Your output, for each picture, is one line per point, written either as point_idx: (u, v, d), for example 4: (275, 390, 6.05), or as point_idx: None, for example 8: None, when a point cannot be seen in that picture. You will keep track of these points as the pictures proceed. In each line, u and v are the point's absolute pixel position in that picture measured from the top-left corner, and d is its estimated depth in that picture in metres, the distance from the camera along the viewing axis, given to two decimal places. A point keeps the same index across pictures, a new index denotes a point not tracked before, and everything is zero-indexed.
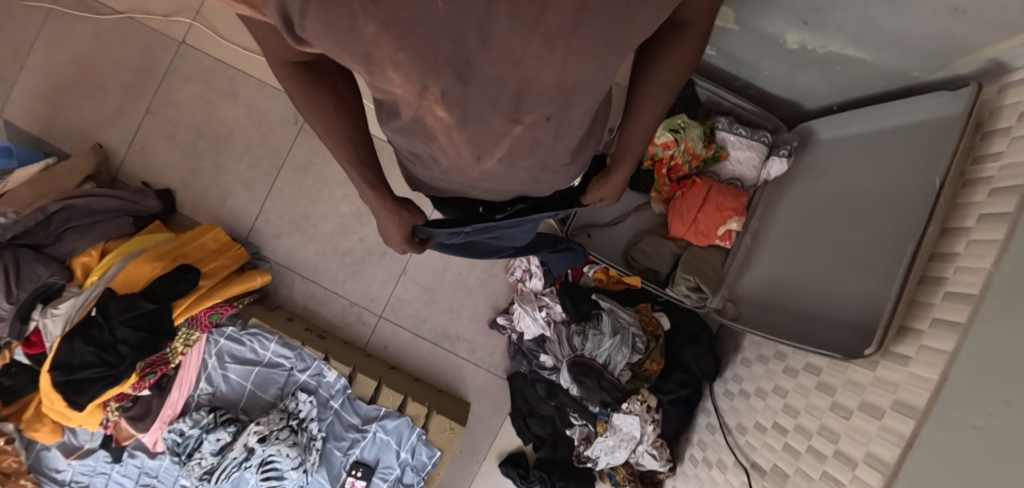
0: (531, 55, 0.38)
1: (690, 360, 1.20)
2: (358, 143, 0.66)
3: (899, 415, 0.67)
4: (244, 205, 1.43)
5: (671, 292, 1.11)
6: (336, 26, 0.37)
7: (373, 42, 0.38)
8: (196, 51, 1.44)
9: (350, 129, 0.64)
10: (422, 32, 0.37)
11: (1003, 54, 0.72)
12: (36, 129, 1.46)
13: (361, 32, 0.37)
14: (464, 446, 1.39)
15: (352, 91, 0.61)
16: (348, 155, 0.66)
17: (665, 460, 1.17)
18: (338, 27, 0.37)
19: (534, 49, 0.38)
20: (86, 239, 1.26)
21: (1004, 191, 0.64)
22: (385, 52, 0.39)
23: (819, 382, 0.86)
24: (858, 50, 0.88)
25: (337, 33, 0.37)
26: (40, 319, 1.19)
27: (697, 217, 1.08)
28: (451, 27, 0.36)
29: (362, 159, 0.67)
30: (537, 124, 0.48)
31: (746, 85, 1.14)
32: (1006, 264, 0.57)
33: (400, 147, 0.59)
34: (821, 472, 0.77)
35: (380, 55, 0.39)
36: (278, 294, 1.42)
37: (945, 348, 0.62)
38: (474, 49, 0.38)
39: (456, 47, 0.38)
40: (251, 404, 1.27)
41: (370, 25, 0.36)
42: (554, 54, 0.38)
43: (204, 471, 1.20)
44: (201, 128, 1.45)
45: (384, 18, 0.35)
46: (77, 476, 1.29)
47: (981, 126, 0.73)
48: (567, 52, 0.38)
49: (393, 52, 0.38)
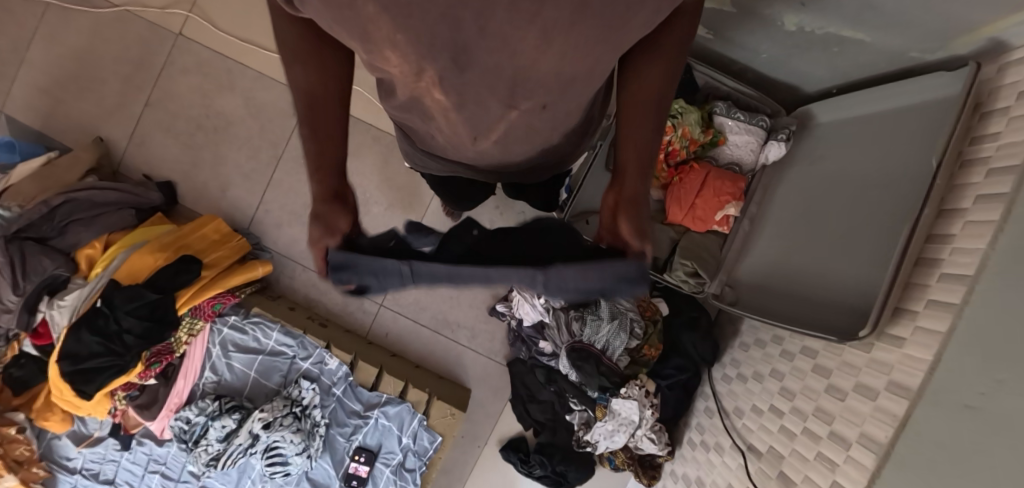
0: (528, 46, 0.39)
1: (688, 345, 1.21)
2: (324, 112, 0.60)
3: (893, 395, 0.67)
4: (244, 196, 1.45)
5: (669, 277, 1.09)
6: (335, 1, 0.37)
7: (371, 21, 0.38)
8: (193, 43, 1.45)
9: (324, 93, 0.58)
10: (420, 14, 0.36)
11: (1003, 33, 0.71)
12: (37, 123, 1.47)
13: (359, 10, 0.37)
14: (465, 432, 1.40)
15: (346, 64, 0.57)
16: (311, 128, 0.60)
17: (664, 443, 1.19)
18: (337, 2, 0.37)
19: (531, 40, 0.38)
20: (90, 231, 1.28)
21: (1001, 171, 0.63)
22: (384, 31, 0.39)
23: (816, 364, 0.87)
24: (856, 32, 0.88)
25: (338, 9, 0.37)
26: (46, 310, 1.22)
27: (694, 202, 1.07)
28: (449, 13, 0.36)
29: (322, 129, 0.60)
30: (533, 112, 0.48)
31: (744, 68, 1.13)
32: (1003, 242, 0.57)
33: (398, 125, 0.59)
34: (815, 453, 0.78)
35: (379, 34, 0.39)
36: (280, 283, 1.44)
37: (939, 329, 0.63)
38: (471, 36, 0.38)
39: (454, 34, 0.38)
40: (255, 391, 1.29)
41: (368, 5, 0.37)
42: (552, 42, 0.39)
43: (211, 457, 1.23)
44: (201, 119, 1.45)
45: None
46: (88, 464, 1.33)
47: (981, 106, 0.73)
48: (563, 42, 0.39)
49: (392, 33, 0.39)
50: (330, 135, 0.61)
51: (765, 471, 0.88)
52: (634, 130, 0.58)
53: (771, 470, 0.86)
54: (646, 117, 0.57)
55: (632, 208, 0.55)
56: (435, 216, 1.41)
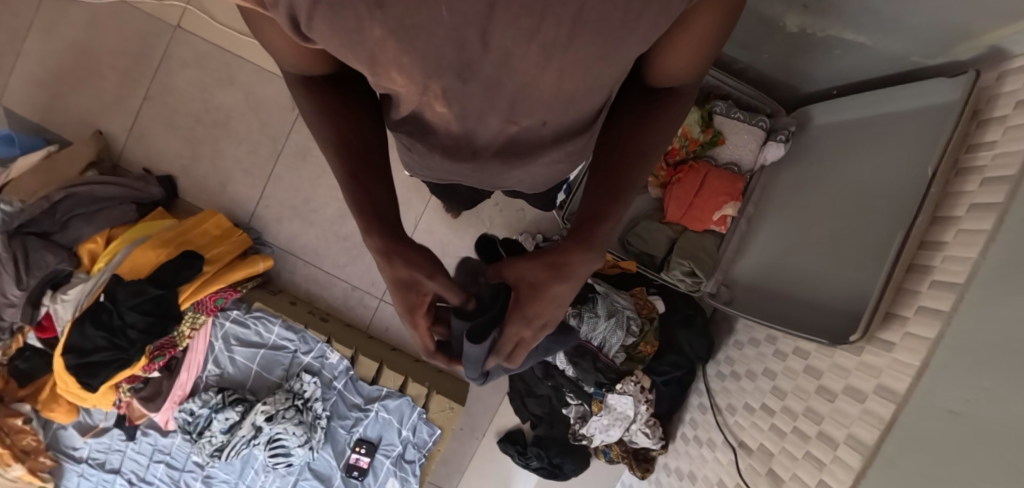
0: (529, 63, 0.37)
1: (684, 343, 1.23)
2: (365, 164, 0.58)
3: (882, 399, 0.69)
4: (245, 190, 1.45)
5: (666, 276, 1.12)
6: (342, 28, 0.35)
7: (378, 44, 0.36)
8: (191, 35, 1.43)
9: (359, 147, 0.57)
10: (426, 36, 0.35)
11: (1002, 41, 0.71)
12: (36, 116, 1.47)
13: (365, 35, 0.35)
14: (464, 424, 1.45)
15: (380, 121, 0.58)
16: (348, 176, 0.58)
17: (658, 438, 1.22)
18: (343, 28, 0.35)
19: (533, 57, 0.37)
20: (91, 226, 1.29)
21: (994, 182, 0.64)
22: (390, 54, 0.37)
23: (808, 365, 0.88)
24: (858, 35, 0.87)
25: (342, 36, 0.36)
26: (51, 304, 1.23)
27: (693, 202, 1.10)
28: (453, 35, 0.35)
29: (364, 188, 0.58)
30: (533, 127, 0.48)
31: (745, 68, 1.13)
32: (993, 252, 0.58)
33: (421, 159, 0.59)
34: (804, 452, 0.80)
35: (384, 56, 0.38)
36: (281, 277, 1.46)
37: (927, 335, 0.64)
38: (477, 57, 0.37)
39: (459, 53, 0.36)
40: (257, 384, 1.31)
41: (375, 29, 0.35)
42: (553, 60, 0.37)
43: (215, 448, 1.26)
44: (200, 113, 1.45)
45: (391, 23, 0.34)
46: (94, 453, 1.35)
47: (978, 114, 0.73)
48: (564, 59, 0.37)
49: (397, 56, 0.37)
50: (375, 184, 0.59)
51: (755, 468, 0.90)
52: (600, 199, 0.56)
53: (761, 467, 0.89)
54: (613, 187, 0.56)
55: (541, 262, 0.56)
56: (435, 214, 1.44)
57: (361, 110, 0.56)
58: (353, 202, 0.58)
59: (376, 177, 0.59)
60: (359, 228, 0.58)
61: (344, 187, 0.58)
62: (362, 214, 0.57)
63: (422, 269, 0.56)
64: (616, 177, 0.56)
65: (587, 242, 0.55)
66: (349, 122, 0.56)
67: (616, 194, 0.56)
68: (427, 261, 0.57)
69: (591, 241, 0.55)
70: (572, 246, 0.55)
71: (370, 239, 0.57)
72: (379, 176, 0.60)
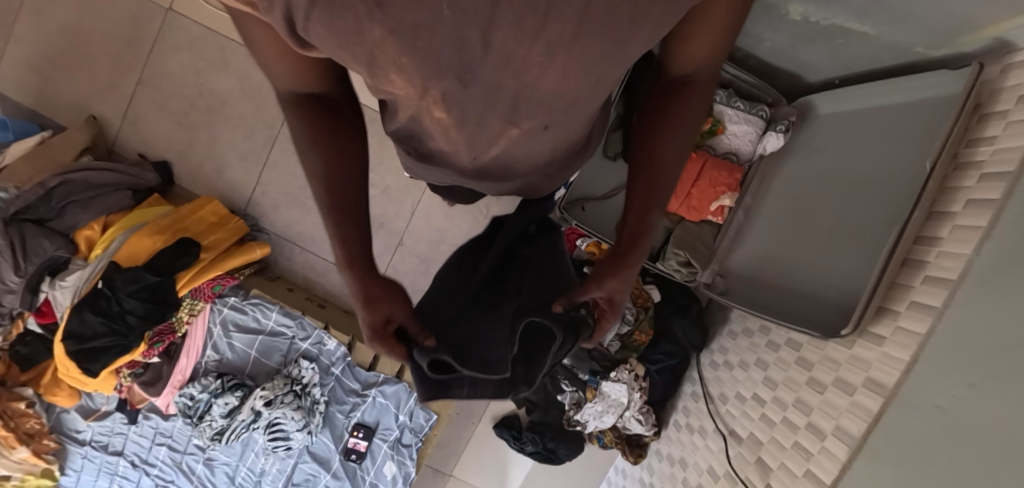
0: (533, 63, 0.36)
1: (678, 332, 1.24)
2: (351, 195, 0.59)
3: (869, 392, 0.70)
4: (242, 177, 1.44)
5: (661, 266, 1.10)
6: (340, 27, 0.34)
7: (377, 45, 0.35)
8: (184, 19, 1.41)
9: (344, 175, 0.58)
10: (427, 36, 0.34)
11: (1009, 34, 0.70)
12: (29, 101, 1.45)
13: (365, 36, 0.34)
14: (460, 409, 1.48)
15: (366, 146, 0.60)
16: (335, 208, 0.58)
17: (650, 424, 1.24)
18: (342, 28, 0.34)
19: (536, 56, 0.36)
20: (87, 213, 1.29)
21: (992, 177, 0.63)
22: (390, 55, 0.36)
23: (799, 357, 0.89)
24: (861, 24, 0.85)
25: (341, 37, 0.35)
26: (50, 290, 1.24)
27: (691, 192, 1.07)
28: (455, 35, 0.34)
29: (348, 216, 0.59)
30: (533, 130, 0.46)
31: (746, 56, 1.10)
32: (989, 248, 0.57)
33: (413, 162, 0.60)
34: (792, 442, 0.82)
35: (384, 58, 0.37)
36: (279, 265, 1.46)
37: (918, 330, 0.65)
38: (476, 57, 0.36)
39: (460, 53, 0.35)
40: (256, 369, 1.33)
41: (375, 28, 0.34)
42: (557, 59, 0.36)
43: (215, 432, 1.29)
44: (195, 98, 1.43)
45: (391, 22, 0.33)
46: (97, 436, 1.38)
47: (980, 108, 0.72)
48: (569, 58, 0.36)
49: (397, 57, 0.36)
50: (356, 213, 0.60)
51: (744, 456, 0.92)
52: (650, 174, 0.61)
53: (751, 456, 0.90)
54: (661, 174, 0.61)
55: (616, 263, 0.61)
56: (431, 202, 1.44)
57: (351, 131, 0.58)
58: (336, 234, 0.59)
59: (359, 207, 0.60)
60: (341, 261, 0.59)
61: (329, 219, 0.59)
62: (347, 246, 0.59)
63: (387, 301, 0.58)
64: (653, 160, 0.60)
65: (641, 224, 0.62)
66: (341, 144, 0.57)
67: (666, 171, 0.61)
68: (403, 297, 0.59)
69: (642, 238, 0.62)
70: (624, 246, 0.62)
71: (352, 270, 0.59)
72: (363, 206, 0.60)
